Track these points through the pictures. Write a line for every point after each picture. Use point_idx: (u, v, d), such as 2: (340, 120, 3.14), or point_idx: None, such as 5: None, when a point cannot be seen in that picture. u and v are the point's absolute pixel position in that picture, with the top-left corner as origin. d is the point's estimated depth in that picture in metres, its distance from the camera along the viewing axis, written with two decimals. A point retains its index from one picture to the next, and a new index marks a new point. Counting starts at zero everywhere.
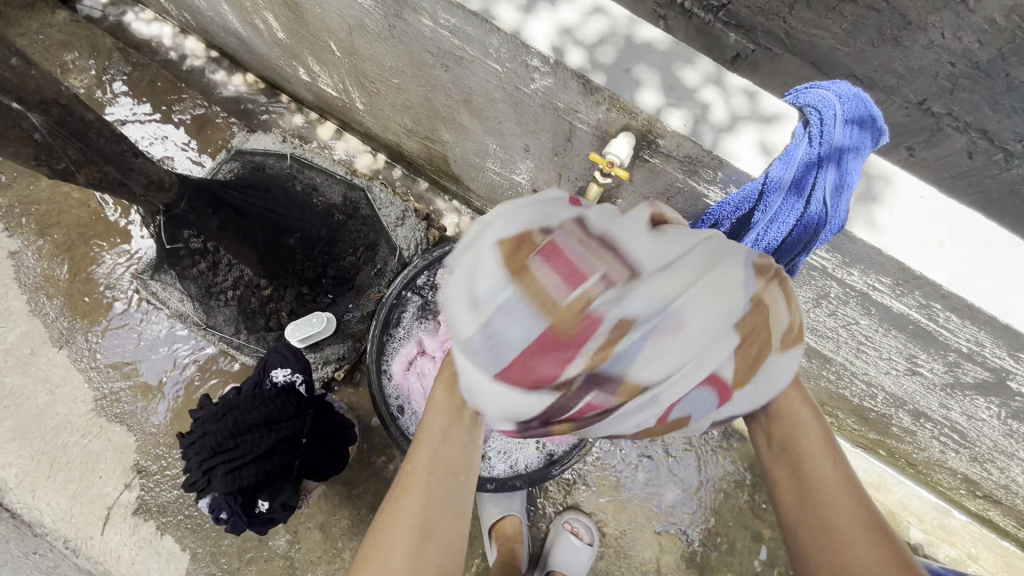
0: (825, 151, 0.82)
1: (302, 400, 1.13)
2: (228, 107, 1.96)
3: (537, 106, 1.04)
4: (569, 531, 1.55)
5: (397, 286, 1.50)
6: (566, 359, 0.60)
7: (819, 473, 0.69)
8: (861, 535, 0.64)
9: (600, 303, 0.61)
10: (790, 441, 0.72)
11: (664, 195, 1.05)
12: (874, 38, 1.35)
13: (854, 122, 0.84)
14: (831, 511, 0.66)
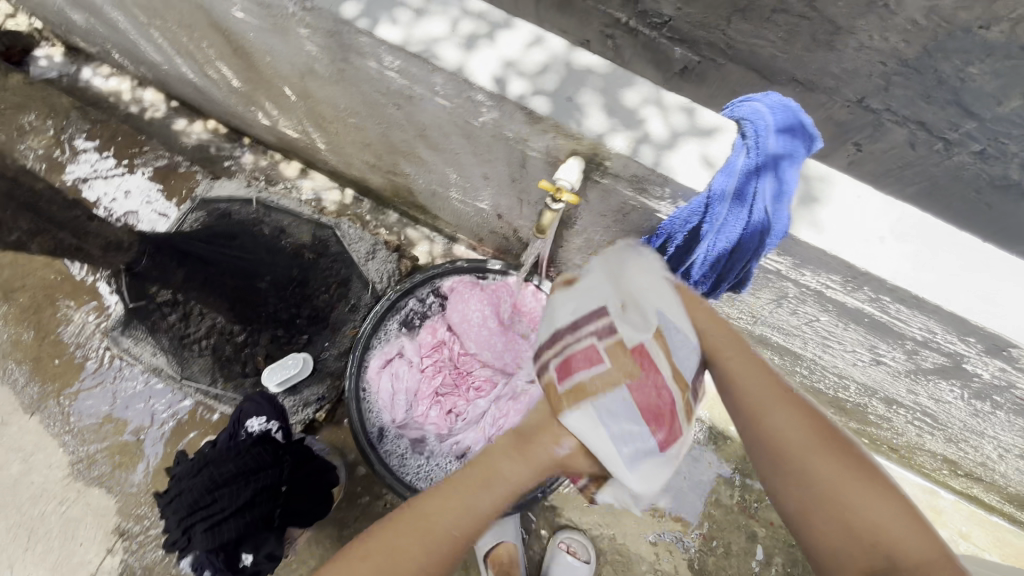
0: (763, 161, 0.84)
1: (279, 447, 1.11)
2: (192, 155, 1.95)
3: (489, 137, 1.06)
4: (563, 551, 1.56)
5: (389, 300, 1.49)
6: (654, 382, 0.79)
7: (736, 365, 0.81)
8: (779, 407, 0.76)
9: (628, 341, 0.80)
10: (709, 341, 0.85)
11: (620, 213, 1.08)
12: (808, 43, 1.38)
13: (789, 130, 0.84)
14: (749, 390, 0.78)
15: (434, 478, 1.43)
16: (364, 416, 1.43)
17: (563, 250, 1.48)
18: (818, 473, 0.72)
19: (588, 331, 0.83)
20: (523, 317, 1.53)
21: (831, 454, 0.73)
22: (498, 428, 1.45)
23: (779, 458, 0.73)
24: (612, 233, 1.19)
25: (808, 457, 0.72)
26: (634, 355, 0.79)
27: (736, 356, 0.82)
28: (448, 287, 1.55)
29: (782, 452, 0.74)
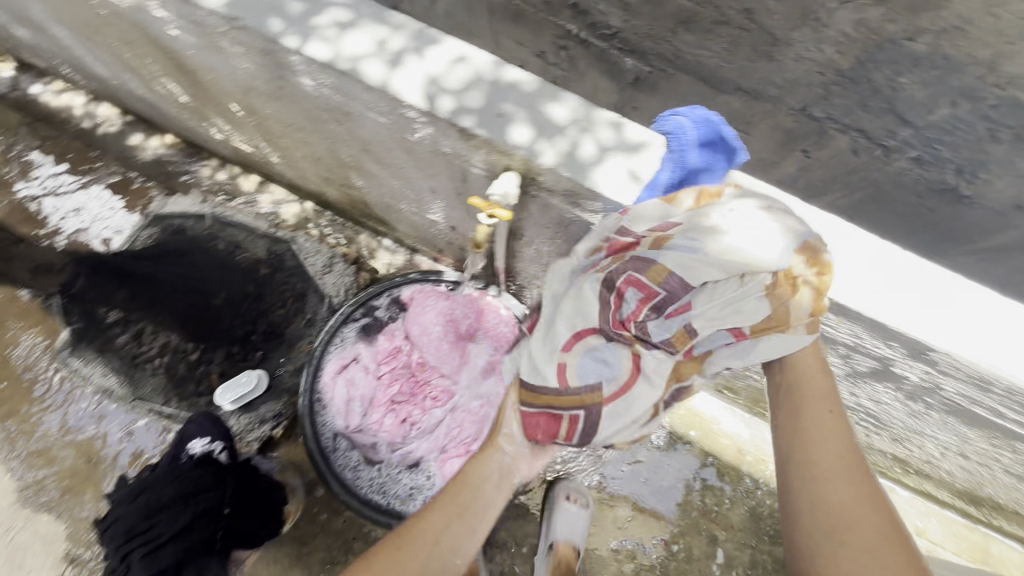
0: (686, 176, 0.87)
1: (222, 469, 1.09)
2: (146, 170, 1.92)
3: (429, 152, 1.07)
4: (566, 501, 1.55)
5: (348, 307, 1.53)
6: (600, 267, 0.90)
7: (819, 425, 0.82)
8: (844, 479, 0.78)
9: (634, 235, 0.88)
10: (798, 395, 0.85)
11: (561, 226, 1.09)
12: (750, 54, 1.41)
13: (711, 145, 0.87)
14: (820, 458, 0.79)
15: (387, 488, 1.42)
16: (318, 430, 1.44)
17: (517, 262, 1.48)
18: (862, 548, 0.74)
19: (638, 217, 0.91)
20: (484, 328, 1.52)
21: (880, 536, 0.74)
22: (452, 439, 1.44)
23: (834, 527, 0.76)
24: (559, 245, 1.20)
25: (861, 533, 0.74)
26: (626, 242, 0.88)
27: (826, 416, 0.82)
28: (409, 296, 1.57)
29: (834, 521, 0.76)
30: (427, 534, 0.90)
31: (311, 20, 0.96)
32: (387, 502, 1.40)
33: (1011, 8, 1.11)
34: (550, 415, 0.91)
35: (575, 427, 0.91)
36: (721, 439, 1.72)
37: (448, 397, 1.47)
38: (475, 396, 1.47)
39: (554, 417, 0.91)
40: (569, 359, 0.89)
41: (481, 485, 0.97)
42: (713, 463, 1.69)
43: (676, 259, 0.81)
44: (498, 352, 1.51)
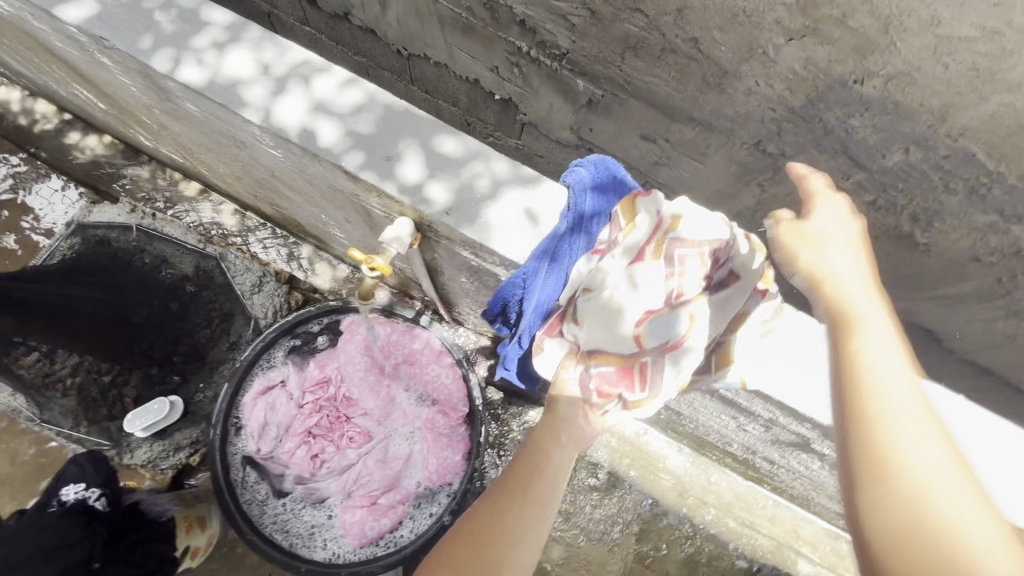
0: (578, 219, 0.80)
1: (95, 519, 1.03)
2: (80, 172, 1.82)
3: (328, 188, 0.99)
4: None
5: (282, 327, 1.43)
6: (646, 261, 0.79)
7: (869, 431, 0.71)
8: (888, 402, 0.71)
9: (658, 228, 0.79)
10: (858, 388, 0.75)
11: (471, 271, 1.01)
12: (700, 85, 1.28)
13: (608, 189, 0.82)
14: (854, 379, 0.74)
15: (286, 525, 1.36)
16: (227, 460, 1.36)
17: (448, 294, 1.40)
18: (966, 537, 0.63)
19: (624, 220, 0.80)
20: (420, 371, 1.47)
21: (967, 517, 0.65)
22: (360, 485, 1.40)
23: (872, 451, 0.69)
24: (476, 287, 1.13)
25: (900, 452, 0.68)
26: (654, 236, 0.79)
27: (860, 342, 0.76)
28: (346, 324, 1.47)
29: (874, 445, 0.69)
30: (514, 486, 0.81)
31: (189, 42, 0.88)
32: (283, 541, 1.34)
33: (960, 57, 1.00)
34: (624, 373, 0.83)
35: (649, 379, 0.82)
36: (662, 477, 1.64)
37: (369, 433, 1.44)
38: (395, 441, 1.45)
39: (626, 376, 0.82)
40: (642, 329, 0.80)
41: (551, 448, 0.82)
42: (653, 505, 1.62)
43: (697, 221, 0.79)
44: (431, 403, 1.47)
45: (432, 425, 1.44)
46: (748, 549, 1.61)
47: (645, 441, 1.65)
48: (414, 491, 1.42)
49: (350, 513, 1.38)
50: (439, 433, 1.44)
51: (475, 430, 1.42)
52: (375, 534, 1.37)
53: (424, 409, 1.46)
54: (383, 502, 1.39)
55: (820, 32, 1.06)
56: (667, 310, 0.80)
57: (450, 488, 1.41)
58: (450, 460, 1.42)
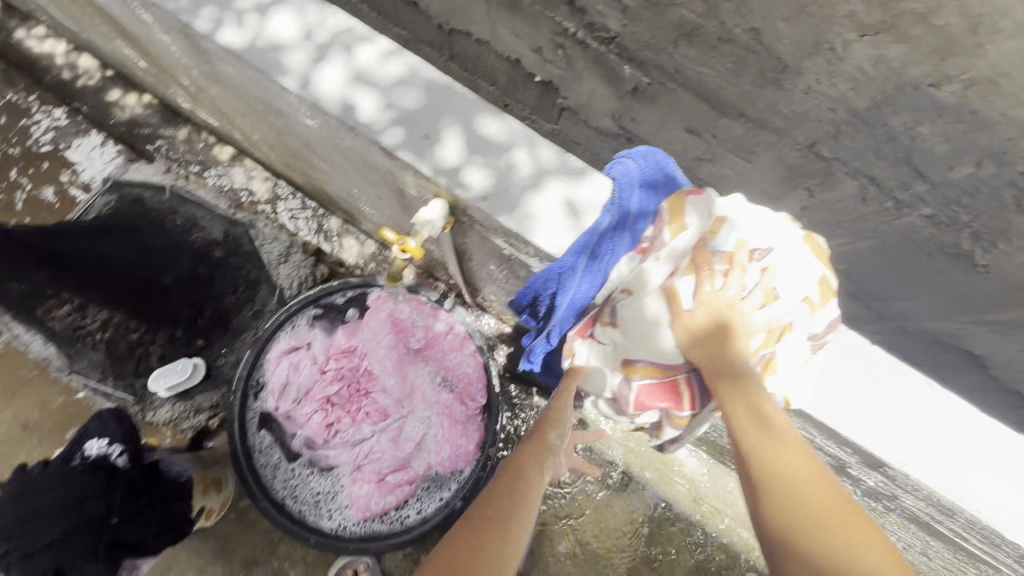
0: (623, 217, 0.75)
1: (115, 476, 1.04)
2: (118, 130, 1.83)
3: (362, 162, 0.96)
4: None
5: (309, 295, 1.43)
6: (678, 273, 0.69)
7: (756, 445, 0.62)
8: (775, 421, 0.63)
9: (700, 235, 0.69)
10: (761, 409, 0.64)
11: (502, 258, 0.98)
12: (756, 79, 1.10)
13: (656, 185, 0.76)
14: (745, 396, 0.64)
15: (296, 491, 1.38)
16: (245, 419, 1.38)
17: (475, 279, 1.36)
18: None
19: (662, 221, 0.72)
20: (443, 354, 1.45)
21: (863, 549, 0.52)
22: (369, 460, 1.40)
23: (775, 480, 0.59)
24: (505, 275, 1.10)
25: (787, 468, 0.59)
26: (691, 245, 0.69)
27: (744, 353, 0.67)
28: (373, 299, 1.46)
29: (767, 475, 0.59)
30: (492, 518, 0.86)
31: (233, 3, 0.86)
32: (293, 506, 1.36)
33: None
34: (669, 393, 0.74)
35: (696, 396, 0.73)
36: (677, 482, 1.60)
37: (384, 411, 1.42)
38: (411, 422, 1.43)
39: (668, 392, 0.74)
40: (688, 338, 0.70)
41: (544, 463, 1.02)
42: (664, 509, 1.59)
43: (746, 228, 0.69)
44: (450, 388, 1.45)
45: (448, 411, 1.43)
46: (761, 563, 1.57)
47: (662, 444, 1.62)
48: (423, 473, 1.41)
49: (359, 487, 1.38)
50: (454, 420, 1.43)
51: (491, 419, 1.42)
52: (380, 510, 1.38)
53: (443, 394, 1.44)
54: (391, 480, 1.39)
55: (898, 30, 0.90)
56: None
57: (461, 475, 1.41)
58: (463, 447, 1.42)
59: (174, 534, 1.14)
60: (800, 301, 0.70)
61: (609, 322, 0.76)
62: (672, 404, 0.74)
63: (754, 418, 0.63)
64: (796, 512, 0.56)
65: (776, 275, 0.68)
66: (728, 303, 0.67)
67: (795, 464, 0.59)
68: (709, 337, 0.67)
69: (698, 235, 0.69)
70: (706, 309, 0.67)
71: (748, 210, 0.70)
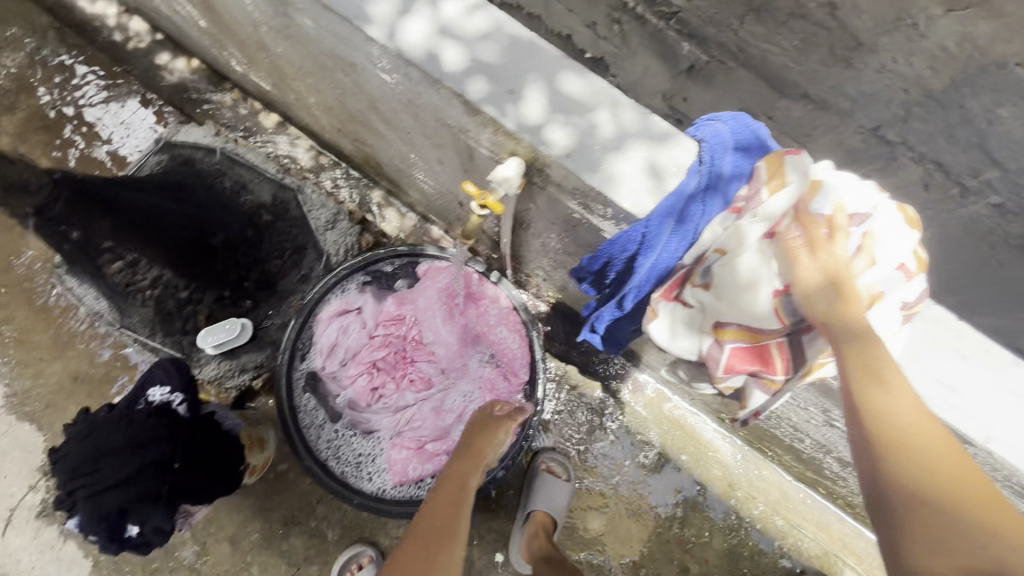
0: (714, 182, 0.74)
1: (176, 422, 1.06)
2: (167, 94, 1.84)
3: (433, 121, 0.96)
4: (544, 472, 1.53)
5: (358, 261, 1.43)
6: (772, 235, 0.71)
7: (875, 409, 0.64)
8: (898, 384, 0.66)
9: (795, 198, 0.70)
10: (879, 367, 0.66)
11: (568, 224, 0.96)
12: (826, 57, 1.31)
13: (746, 150, 0.75)
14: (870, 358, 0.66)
15: (339, 453, 1.40)
16: (292, 379, 1.40)
17: (524, 251, 1.37)
18: (996, 535, 0.53)
19: (754, 181, 0.73)
20: (489, 329, 1.44)
21: (990, 510, 0.56)
22: (410, 428, 1.41)
23: (897, 441, 0.62)
24: (565, 244, 1.09)
25: (908, 432, 0.62)
26: (785, 206, 0.70)
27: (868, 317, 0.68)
28: (422, 270, 1.45)
29: (890, 435, 0.63)
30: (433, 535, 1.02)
31: None
32: (335, 467, 1.38)
33: None
34: (755, 356, 0.77)
35: (788, 357, 0.76)
36: (713, 467, 1.61)
37: (429, 380, 1.43)
38: (454, 393, 1.44)
39: (759, 355, 0.77)
40: (778, 303, 0.72)
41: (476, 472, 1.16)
42: (698, 493, 1.59)
43: (843, 191, 0.68)
44: (495, 362, 1.45)
45: (492, 386, 1.43)
46: (793, 549, 1.57)
47: (698, 427, 1.63)
48: None
49: (399, 452, 1.40)
50: (497, 395, 1.42)
51: (532, 400, 1.41)
52: (418, 476, 1.40)
53: (487, 368, 1.44)
54: (431, 448, 1.41)
55: None
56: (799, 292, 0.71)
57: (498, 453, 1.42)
58: (503, 422, 1.42)
59: (228, 484, 1.17)
60: (897, 270, 0.69)
61: (701, 282, 0.78)
62: (763, 366, 0.78)
63: (878, 381, 0.65)
64: (923, 474, 0.59)
65: (875, 243, 0.68)
66: (830, 270, 0.68)
67: (913, 428, 0.63)
68: (831, 298, 0.67)
69: (795, 197, 0.69)
70: (826, 269, 0.68)
71: (838, 175, 0.70)
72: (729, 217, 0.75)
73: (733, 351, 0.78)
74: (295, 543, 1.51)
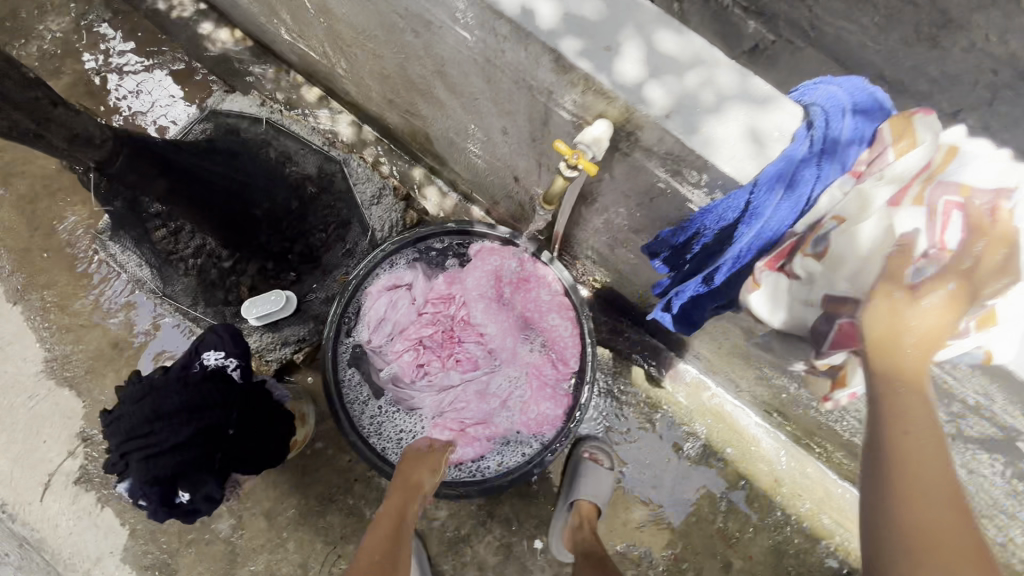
0: (828, 147, 0.71)
1: (231, 388, 1.04)
2: (211, 64, 1.81)
3: (510, 84, 0.92)
4: (587, 459, 1.49)
5: (411, 237, 1.41)
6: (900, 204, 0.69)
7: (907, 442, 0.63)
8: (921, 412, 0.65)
9: (928, 164, 0.68)
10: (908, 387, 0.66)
11: (646, 195, 0.93)
12: (910, 35, 1.38)
13: (865, 114, 0.71)
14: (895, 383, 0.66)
15: (381, 430, 1.38)
16: (337, 352, 1.38)
17: (578, 229, 1.33)
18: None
19: (880, 143, 0.70)
20: (541, 313, 1.39)
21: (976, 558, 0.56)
22: (453, 409, 1.38)
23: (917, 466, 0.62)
24: (635, 220, 1.05)
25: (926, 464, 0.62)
26: (917, 170, 0.68)
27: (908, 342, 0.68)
28: (475, 250, 1.42)
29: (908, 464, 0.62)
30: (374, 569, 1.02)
31: None
32: (376, 443, 1.36)
33: None
34: None
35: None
36: (759, 463, 1.55)
37: (475, 361, 1.38)
38: (500, 375, 1.39)
39: None
40: None
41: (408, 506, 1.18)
42: (743, 488, 1.54)
43: (981, 159, 0.66)
44: (544, 348, 1.41)
45: (539, 373, 1.39)
46: (840, 550, 1.51)
47: (740, 420, 1.57)
48: (504, 429, 1.39)
49: (440, 433, 1.37)
50: (544, 382, 1.39)
51: (580, 386, 1.37)
52: (458, 458, 1.37)
53: (534, 353, 1.41)
54: (473, 431, 1.37)
55: None
56: (926, 265, 0.70)
57: (541, 441, 1.39)
58: (548, 410, 1.37)
59: (275, 455, 1.14)
60: None
61: (813, 252, 0.76)
62: None
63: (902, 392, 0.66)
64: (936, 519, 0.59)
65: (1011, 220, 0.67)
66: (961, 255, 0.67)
67: (936, 471, 0.61)
68: (907, 317, 0.67)
69: (925, 158, 0.67)
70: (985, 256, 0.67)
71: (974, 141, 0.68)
72: (850, 179, 0.73)
73: (841, 327, 0.77)
74: (332, 520, 1.49)
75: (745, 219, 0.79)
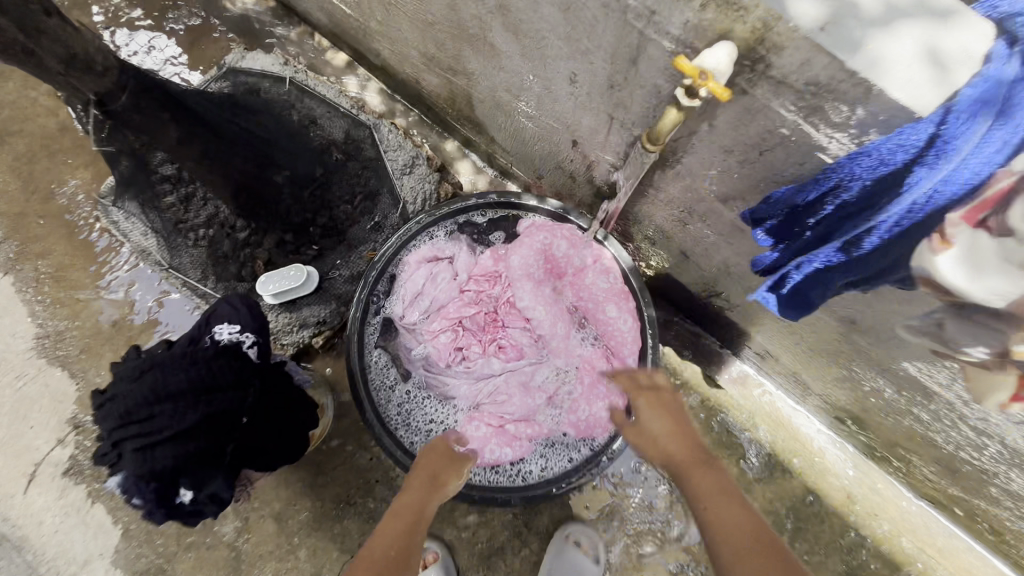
0: None
1: (246, 368, 0.89)
2: (230, 22, 1.65)
3: (597, 8, 0.77)
4: (571, 547, 1.29)
5: (454, 209, 1.27)
6: None
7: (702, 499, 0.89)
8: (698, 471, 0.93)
9: None
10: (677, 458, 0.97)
11: (756, 147, 0.77)
12: None
13: None
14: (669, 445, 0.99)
15: (411, 423, 1.21)
16: (365, 331, 1.22)
17: (642, 201, 1.17)
18: None
19: None
20: (597, 301, 1.23)
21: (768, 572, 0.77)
22: (492, 402, 1.21)
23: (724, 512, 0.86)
24: (728, 183, 0.89)
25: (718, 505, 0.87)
26: None
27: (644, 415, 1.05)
28: (524, 227, 1.27)
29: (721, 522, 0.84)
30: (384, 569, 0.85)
31: None
32: (404, 437, 1.19)
33: None
34: None
35: None
36: (828, 476, 1.38)
37: (520, 348, 1.23)
38: (547, 367, 1.24)
39: None
40: None
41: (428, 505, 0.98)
42: (811, 504, 1.37)
43: None
44: (597, 341, 1.26)
45: (592, 368, 1.23)
46: None
47: (802, 432, 1.41)
48: (548, 432, 1.22)
49: (477, 428, 1.19)
50: (598, 378, 1.23)
51: None
52: (495, 460, 1.18)
53: (587, 345, 1.25)
54: (515, 428, 1.20)
55: None
56: None
57: (591, 445, 1.22)
58: (601, 409, 1.21)
59: (293, 448, 0.99)
60: None
61: None
62: None
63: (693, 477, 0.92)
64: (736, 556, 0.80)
65: None
66: None
67: (730, 525, 0.84)
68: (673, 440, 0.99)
69: None
70: None
71: None
72: None
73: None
74: (350, 526, 1.32)
75: (929, 157, 0.61)
